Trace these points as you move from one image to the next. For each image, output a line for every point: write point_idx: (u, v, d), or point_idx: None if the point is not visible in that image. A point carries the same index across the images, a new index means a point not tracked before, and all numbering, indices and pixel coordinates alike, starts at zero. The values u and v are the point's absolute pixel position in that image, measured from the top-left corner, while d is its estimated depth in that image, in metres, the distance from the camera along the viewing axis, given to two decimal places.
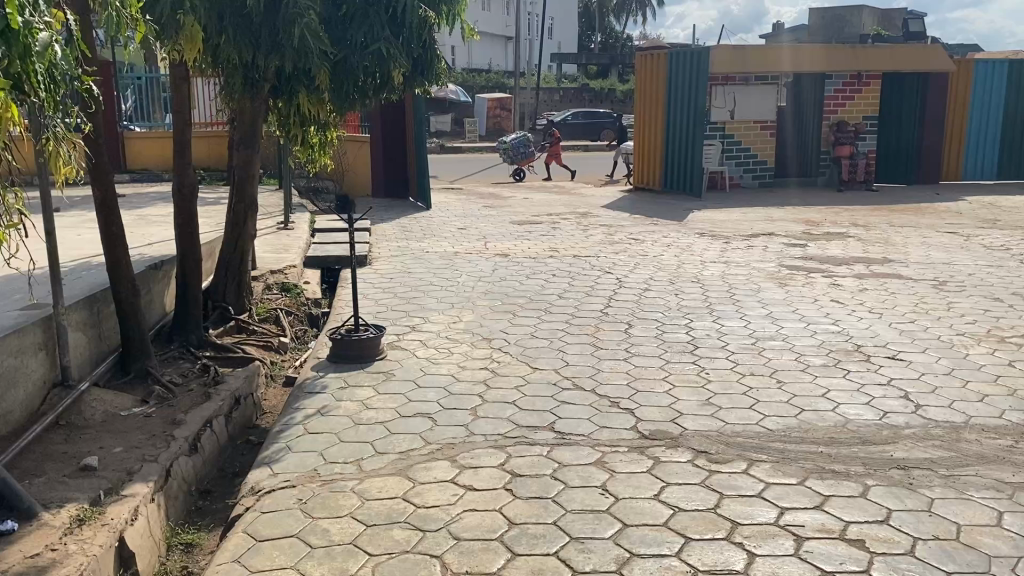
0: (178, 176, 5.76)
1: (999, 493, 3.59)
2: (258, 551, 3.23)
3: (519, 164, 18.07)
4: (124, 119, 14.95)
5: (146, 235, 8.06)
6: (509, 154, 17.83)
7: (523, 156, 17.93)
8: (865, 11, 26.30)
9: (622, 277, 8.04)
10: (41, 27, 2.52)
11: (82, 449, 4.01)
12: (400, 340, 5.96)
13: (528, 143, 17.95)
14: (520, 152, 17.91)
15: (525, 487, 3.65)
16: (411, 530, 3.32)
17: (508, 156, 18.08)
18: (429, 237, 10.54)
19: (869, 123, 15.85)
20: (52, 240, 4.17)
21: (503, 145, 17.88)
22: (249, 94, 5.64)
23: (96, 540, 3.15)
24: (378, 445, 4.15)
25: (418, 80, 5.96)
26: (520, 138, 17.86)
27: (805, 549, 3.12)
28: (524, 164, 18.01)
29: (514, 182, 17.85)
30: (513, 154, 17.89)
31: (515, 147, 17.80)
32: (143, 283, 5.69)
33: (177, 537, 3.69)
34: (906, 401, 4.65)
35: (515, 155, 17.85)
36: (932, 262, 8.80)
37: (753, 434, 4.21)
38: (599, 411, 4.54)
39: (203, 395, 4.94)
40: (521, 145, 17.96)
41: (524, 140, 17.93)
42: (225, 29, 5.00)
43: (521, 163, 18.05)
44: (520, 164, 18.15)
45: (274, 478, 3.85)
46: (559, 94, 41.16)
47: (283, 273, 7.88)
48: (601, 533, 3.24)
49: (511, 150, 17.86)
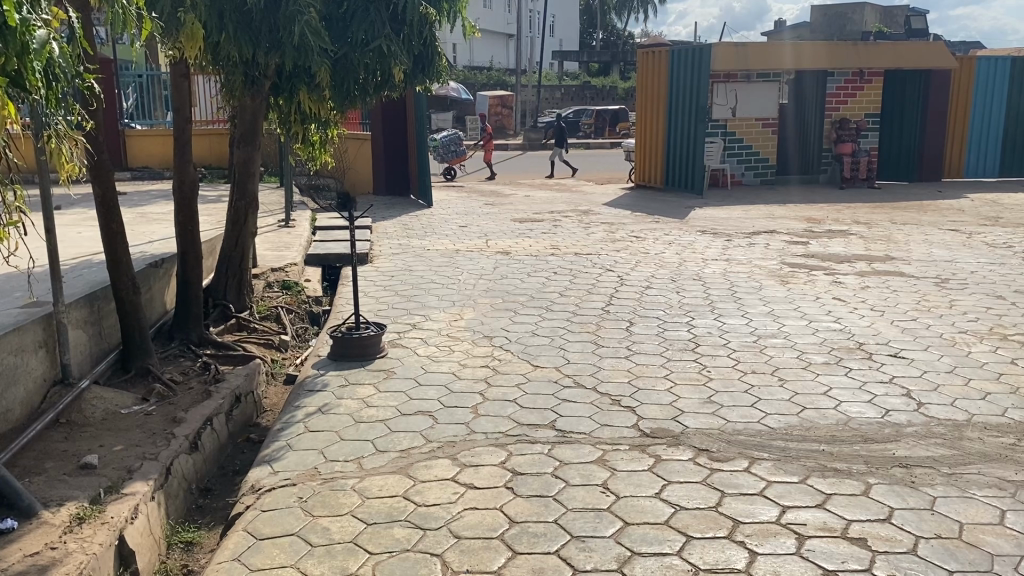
0: (178, 171, 5.73)
1: (1002, 491, 3.58)
2: (258, 550, 3.22)
3: (450, 164, 17.97)
4: (125, 117, 14.89)
5: (146, 233, 8.04)
6: (438, 151, 17.86)
7: (454, 155, 17.97)
8: (867, 8, 26.26)
9: (623, 275, 8.01)
10: (39, 25, 2.50)
11: (83, 448, 4.00)
12: (401, 338, 5.95)
13: (458, 141, 18.02)
14: (451, 149, 17.95)
15: (525, 485, 3.64)
16: (411, 529, 3.31)
17: (439, 156, 18.13)
18: (430, 235, 10.50)
19: (868, 122, 15.81)
20: (52, 238, 4.16)
21: (432, 143, 17.91)
22: (249, 87, 5.61)
23: (95, 538, 3.14)
24: (378, 443, 4.14)
25: (420, 76, 5.95)
26: (449, 136, 17.91)
27: (807, 547, 3.11)
28: (454, 163, 17.95)
29: (446, 180, 17.70)
30: (443, 152, 17.90)
31: (444, 146, 17.87)
32: (143, 281, 5.69)
33: (177, 535, 3.68)
34: (908, 399, 4.64)
35: (444, 153, 17.86)
36: (934, 261, 8.73)
37: (754, 432, 4.20)
38: (601, 409, 4.52)
39: (204, 393, 4.92)
40: (451, 143, 18.03)
41: (454, 138, 17.98)
42: (225, 28, 4.95)
43: (452, 163, 17.98)
44: (451, 163, 18.07)
45: (275, 477, 3.84)
46: (560, 92, 41.37)
47: (284, 271, 7.87)
48: (602, 532, 3.23)
49: (441, 149, 17.90)
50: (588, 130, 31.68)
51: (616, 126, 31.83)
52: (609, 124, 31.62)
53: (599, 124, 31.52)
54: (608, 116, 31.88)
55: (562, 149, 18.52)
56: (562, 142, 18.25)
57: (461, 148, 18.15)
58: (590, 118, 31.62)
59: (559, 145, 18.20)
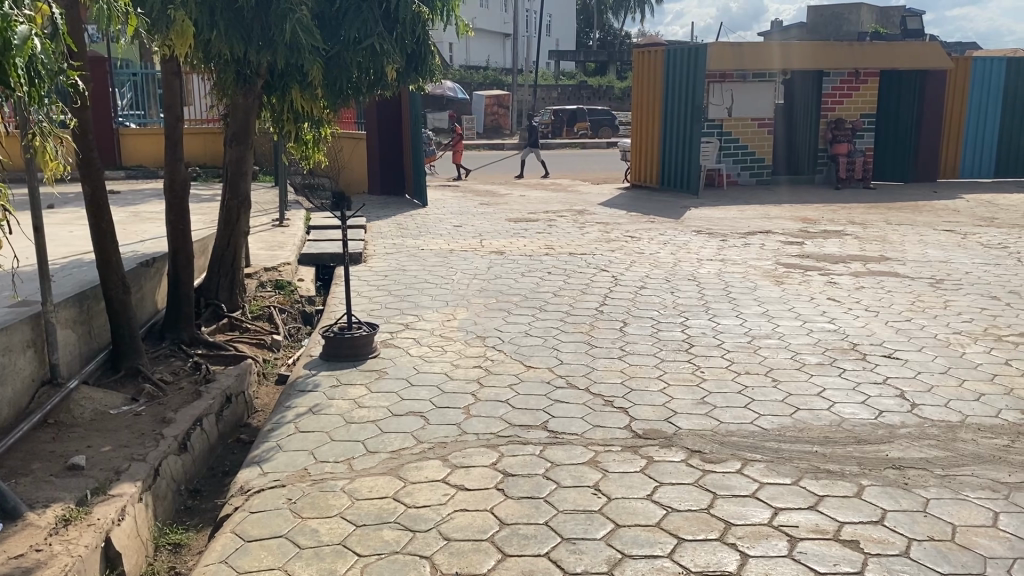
0: (169, 169, 5.70)
1: (995, 493, 3.56)
2: (245, 552, 3.19)
3: None
4: (119, 116, 14.85)
5: (138, 232, 8.00)
6: None
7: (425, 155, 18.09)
8: (864, 8, 26.31)
9: (617, 275, 8.00)
10: (21, 21, 2.47)
11: (71, 448, 3.97)
12: (394, 338, 5.92)
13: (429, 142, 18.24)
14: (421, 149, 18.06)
15: (516, 487, 3.61)
16: (401, 530, 3.29)
17: None
18: (424, 234, 10.48)
19: (865, 122, 15.99)
20: (40, 236, 4.13)
21: None
22: (241, 85, 5.56)
23: (81, 540, 3.11)
24: (369, 444, 4.11)
25: (413, 75, 5.92)
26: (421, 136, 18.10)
27: (799, 549, 3.09)
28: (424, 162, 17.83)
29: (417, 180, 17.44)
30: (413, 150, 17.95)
31: None
32: (134, 280, 5.65)
33: (165, 537, 3.64)
34: (902, 400, 4.62)
35: None
36: (928, 261, 8.74)
37: (748, 434, 4.17)
38: (593, 410, 4.50)
39: (195, 393, 4.88)
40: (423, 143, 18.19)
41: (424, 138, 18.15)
42: (216, 24, 4.88)
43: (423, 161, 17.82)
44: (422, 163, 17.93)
45: (264, 478, 3.81)
46: (557, 91, 41.42)
47: (278, 270, 7.83)
48: (593, 534, 3.21)
49: None
50: (545, 130, 31.41)
51: (573, 126, 31.46)
52: (569, 120, 31.21)
53: (557, 123, 31.29)
54: (565, 114, 31.41)
55: (532, 150, 18.38)
56: (534, 142, 18.21)
57: (432, 148, 18.33)
58: (548, 117, 31.49)
59: (531, 145, 18.17)
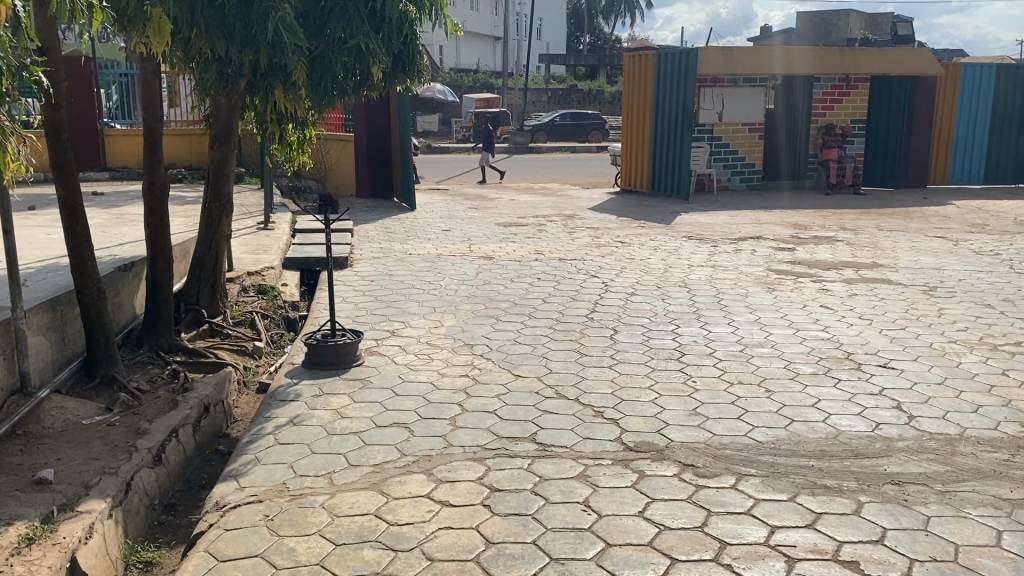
0: (149, 172, 5.53)
1: (998, 510, 3.45)
2: (218, 573, 3.05)
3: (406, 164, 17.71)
4: (105, 117, 14.67)
5: (119, 235, 7.83)
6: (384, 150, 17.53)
7: None
8: (853, 15, 26.39)
9: (608, 281, 7.89)
10: None
11: (40, 461, 3.81)
12: (378, 345, 5.78)
13: None
14: None
15: (503, 503, 3.47)
16: (382, 550, 3.14)
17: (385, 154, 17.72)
18: (413, 238, 10.34)
19: (857, 128, 15.81)
20: (10, 240, 3.97)
21: None
22: (223, 87, 5.41)
23: (45, 561, 2.96)
24: (351, 457, 3.97)
25: (400, 76, 5.77)
26: None
27: (797, 571, 2.97)
28: None
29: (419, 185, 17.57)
30: None
31: None
32: (111, 285, 5.48)
33: (136, 555, 3.48)
34: (899, 412, 4.51)
35: None
36: (922, 268, 8.65)
37: (742, 447, 4.05)
38: (583, 420, 4.37)
39: (172, 402, 4.71)
40: None
41: None
42: (196, 22, 4.74)
43: None
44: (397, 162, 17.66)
45: (241, 492, 3.66)
46: (548, 95, 41.41)
47: (261, 274, 7.66)
48: (582, 554, 3.08)
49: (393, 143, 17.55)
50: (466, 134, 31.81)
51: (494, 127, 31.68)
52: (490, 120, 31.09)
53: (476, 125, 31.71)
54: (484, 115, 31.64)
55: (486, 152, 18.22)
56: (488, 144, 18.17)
57: None
58: (469, 122, 31.94)
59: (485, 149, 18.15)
